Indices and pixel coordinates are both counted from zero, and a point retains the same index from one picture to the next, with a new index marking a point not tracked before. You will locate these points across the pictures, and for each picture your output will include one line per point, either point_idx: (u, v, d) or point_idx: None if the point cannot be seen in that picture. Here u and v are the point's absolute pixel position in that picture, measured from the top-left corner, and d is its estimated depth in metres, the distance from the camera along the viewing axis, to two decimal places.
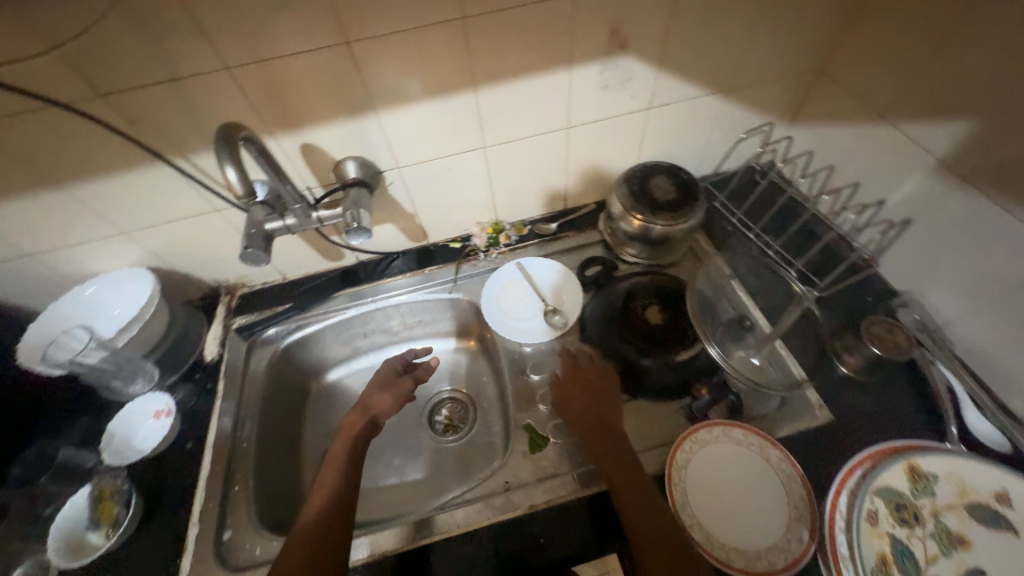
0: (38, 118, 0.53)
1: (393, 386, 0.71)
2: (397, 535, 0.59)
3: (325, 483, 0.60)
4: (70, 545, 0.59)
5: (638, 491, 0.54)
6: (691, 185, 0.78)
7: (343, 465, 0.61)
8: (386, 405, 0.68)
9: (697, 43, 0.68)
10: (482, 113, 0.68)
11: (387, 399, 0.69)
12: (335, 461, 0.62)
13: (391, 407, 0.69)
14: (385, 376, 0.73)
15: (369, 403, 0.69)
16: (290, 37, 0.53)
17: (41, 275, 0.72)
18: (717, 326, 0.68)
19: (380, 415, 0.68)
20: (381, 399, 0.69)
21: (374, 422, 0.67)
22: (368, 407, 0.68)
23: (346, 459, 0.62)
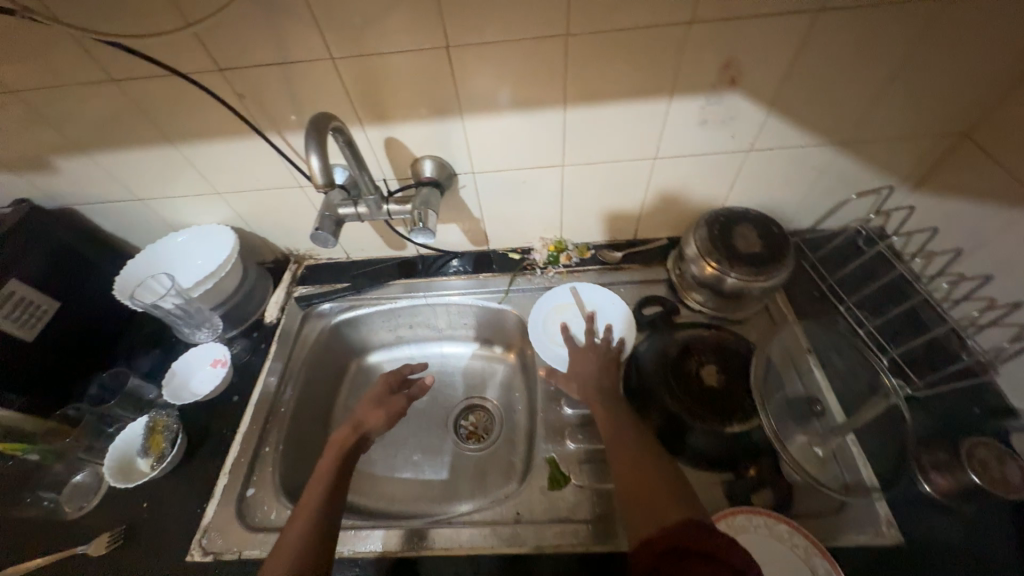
0: (166, 83, 0.58)
1: (388, 403, 0.70)
2: (401, 537, 0.60)
3: (312, 494, 0.57)
4: (121, 468, 0.65)
5: (633, 463, 0.54)
6: (780, 239, 0.71)
7: (333, 481, 0.58)
8: (379, 419, 0.67)
9: (819, 89, 0.61)
10: (566, 131, 0.66)
11: (380, 415, 0.68)
12: (323, 476, 0.59)
13: (383, 423, 0.67)
14: (379, 393, 0.72)
15: (360, 420, 0.67)
16: (394, 36, 0.54)
17: (147, 217, 0.80)
18: (781, 403, 0.61)
19: (372, 431, 0.66)
20: (374, 415, 0.68)
21: (364, 438, 0.65)
22: (360, 424, 0.66)
23: (335, 476, 0.59)
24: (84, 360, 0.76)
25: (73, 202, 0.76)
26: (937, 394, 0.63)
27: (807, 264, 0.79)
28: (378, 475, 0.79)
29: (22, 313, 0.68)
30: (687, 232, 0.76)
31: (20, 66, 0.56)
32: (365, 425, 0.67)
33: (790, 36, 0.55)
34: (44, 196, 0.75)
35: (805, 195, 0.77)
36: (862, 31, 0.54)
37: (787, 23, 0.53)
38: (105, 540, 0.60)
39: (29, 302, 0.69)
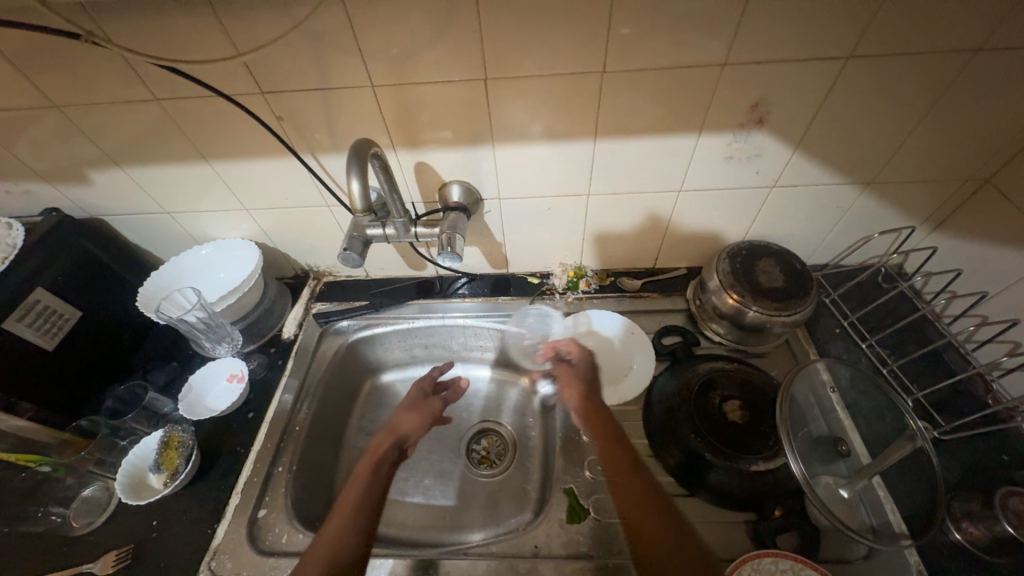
0: (208, 104, 0.59)
1: (426, 411, 0.76)
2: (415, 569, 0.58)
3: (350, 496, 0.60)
4: (133, 483, 0.64)
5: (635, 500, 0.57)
6: (803, 275, 0.71)
7: (369, 491, 0.61)
8: (412, 427, 0.73)
9: (844, 132, 0.62)
10: (595, 163, 0.67)
11: (416, 422, 0.74)
12: (358, 487, 0.61)
13: (417, 429, 0.74)
14: (414, 398, 0.78)
15: (395, 424, 0.73)
16: (435, 67, 0.55)
17: (173, 230, 0.81)
18: (807, 443, 0.60)
19: (408, 439, 0.72)
20: (411, 423, 0.74)
21: (401, 441, 0.71)
22: (395, 428, 0.72)
23: (372, 486, 0.62)
24: (100, 371, 0.76)
25: (102, 212, 0.77)
26: (964, 439, 0.62)
27: (828, 300, 0.80)
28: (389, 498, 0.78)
29: (45, 322, 0.68)
30: (709, 263, 0.76)
31: (68, 83, 0.58)
32: (402, 437, 0.72)
33: (819, 80, 0.56)
34: (75, 206, 0.76)
35: (825, 231, 0.78)
36: (889, 79, 0.56)
37: (817, 68, 0.55)
38: (112, 559, 0.58)
39: (52, 310, 0.69)
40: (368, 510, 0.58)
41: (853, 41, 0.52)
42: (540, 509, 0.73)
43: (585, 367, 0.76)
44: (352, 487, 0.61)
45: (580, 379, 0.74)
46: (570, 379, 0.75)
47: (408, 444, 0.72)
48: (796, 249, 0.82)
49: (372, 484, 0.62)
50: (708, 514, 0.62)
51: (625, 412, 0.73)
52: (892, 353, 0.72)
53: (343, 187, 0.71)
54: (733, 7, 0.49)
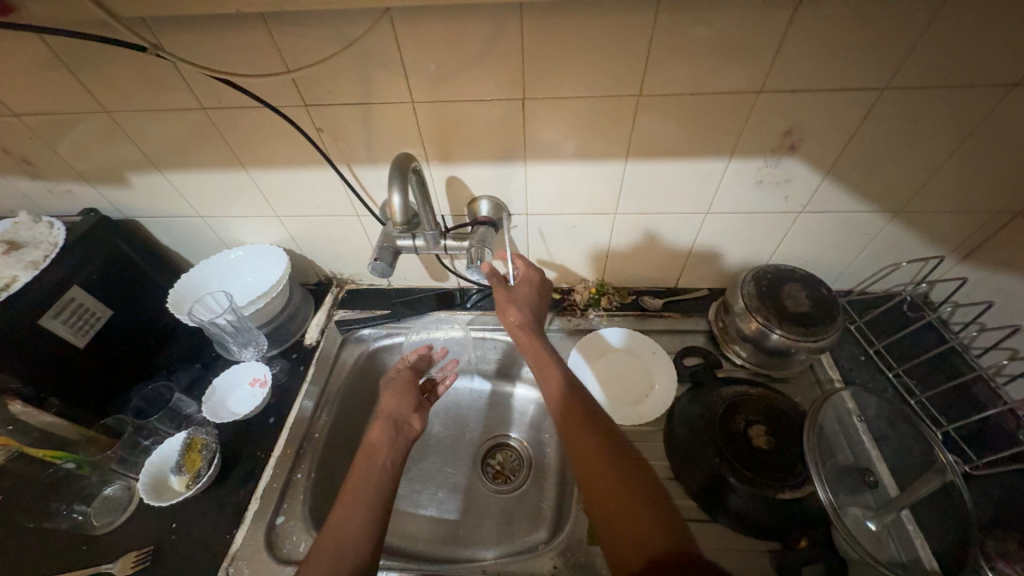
0: (252, 114, 0.61)
1: (409, 388, 0.71)
2: None
3: (363, 492, 0.57)
4: (154, 485, 0.64)
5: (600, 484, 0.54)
6: (829, 301, 0.70)
7: (368, 491, 0.57)
8: (396, 405, 0.67)
9: (875, 161, 0.62)
10: (624, 182, 0.68)
11: (402, 399, 0.69)
12: (357, 489, 0.57)
13: (407, 405, 0.68)
14: (394, 382, 0.72)
15: (387, 411, 0.67)
16: (475, 86, 0.56)
17: (204, 234, 0.83)
18: (833, 473, 0.59)
19: (399, 417, 0.66)
20: (395, 401, 0.68)
21: (395, 424, 0.65)
22: (388, 415, 0.66)
23: (372, 485, 0.57)
24: (126, 370, 0.77)
25: (137, 214, 0.79)
26: (997, 476, 0.61)
27: (853, 326, 0.79)
28: (403, 510, 0.77)
29: (78, 319, 0.69)
30: (733, 285, 0.76)
31: (120, 89, 0.60)
32: (394, 418, 0.66)
33: (853, 111, 0.57)
34: (112, 207, 0.78)
35: (851, 258, 0.78)
36: (924, 111, 0.56)
37: (852, 99, 0.56)
38: (131, 560, 0.58)
39: (85, 308, 0.70)
40: (369, 513, 0.55)
41: (889, 74, 0.53)
42: (556, 529, 0.72)
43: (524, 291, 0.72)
44: (350, 487, 0.57)
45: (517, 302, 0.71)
46: (508, 302, 0.71)
47: (403, 420, 0.66)
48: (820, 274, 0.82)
49: (371, 483, 0.58)
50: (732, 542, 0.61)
51: (645, 432, 0.73)
52: (919, 384, 0.71)
53: (374, 197, 0.72)
54: (771, 39, 0.51)
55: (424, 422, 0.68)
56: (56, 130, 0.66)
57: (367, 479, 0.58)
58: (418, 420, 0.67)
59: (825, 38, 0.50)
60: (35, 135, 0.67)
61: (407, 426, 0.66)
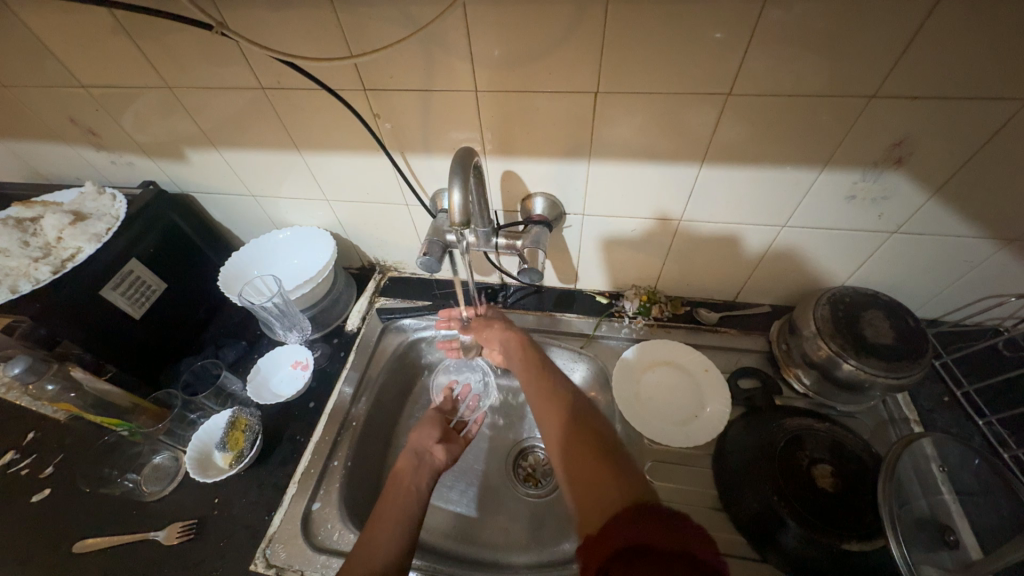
0: (309, 96, 0.59)
1: (435, 420, 0.72)
2: None
3: (399, 504, 0.57)
4: (200, 460, 0.66)
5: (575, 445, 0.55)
6: (916, 335, 0.63)
7: (397, 513, 0.56)
8: (418, 437, 0.69)
9: (997, 183, 0.54)
10: (695, 187, 0.62)
11: (428, 430, 0.70)
12: (386, 506, 0.57)
13: (429, 437, 0.69)
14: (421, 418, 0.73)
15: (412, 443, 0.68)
16: (547, 78, 0.52)
17: (255, 213, 0.83)
18: (906, 524, 0.54)
19: (421, 447, 0.67)
20: (417, 434, 0.69)
21: (417, 455, 0.66)
22: (413, 446, 0.67)
23: (402, 506, 0.57)
24: (177, 342, 0.79)
25: (193, 190, 0.80)
26: None
27: (938, 361, 0.72)
28: (433, 504, 0.76)
29: (136, 291, 0.71)
30: (804, 305, 0.70)
31: (180, 65, 0.59)
32: (416, 448, 0.67)
33: (982, 125, 0.49)
34: (169, 181, 0.79)
35: (943, 286, 0.69)
36: None
37: (984, 111, 0.48)
38: (177, 531, 0.60)
39: (142, 281, 0.72)
40: (397, 527, 0.54)
41: None
42: None
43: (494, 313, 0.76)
44: (378, 512, 0.57)
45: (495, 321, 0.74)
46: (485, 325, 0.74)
47: (425, 450, 0.67)
48: (903, 300, 0.74)
49: (403, 503, 0.58)
50: None
51: (690, 455, 0.68)
52: (1014, 435, 0.63)
53: (426, 188, 0.70)
54: (899, 36, 0.43)
55: (447, 452, 0.67)
56: (119, 102, 0.66)
57: (404, 498, 0.58)
58: (439, 448, 0.67)
59: (968, 36, 0.42)
60: (101, 107, 0.68)
61: (429, 455, 0.66)
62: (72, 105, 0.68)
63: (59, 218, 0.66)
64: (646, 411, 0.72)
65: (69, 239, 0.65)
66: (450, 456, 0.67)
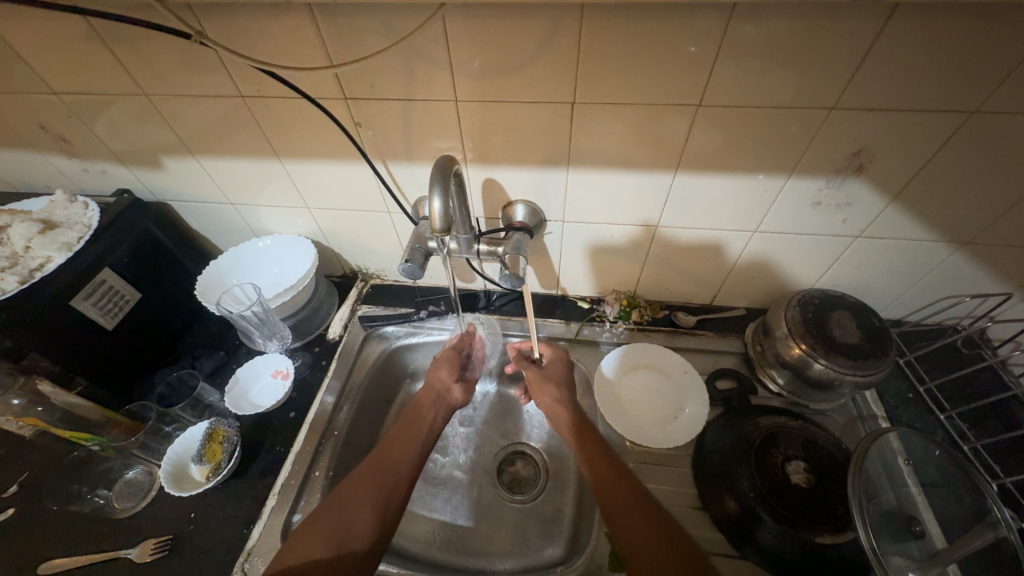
0: (289, 104, 0.59)
1: (453, 359, 0.76)
2: None
3: (418, 430, 0.65)
4: (176, 474, 0.64)
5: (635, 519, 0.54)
6: (881, 334, 0.66)
7: (415, 440, 0.64)
8: (441, 374, 0.73)
9: (947, 189, 0.58)
10: (670, 194, 0.64)
11: (447, 367, 0.74)
12: (408, 437, 0.64)
13: (450, 374, 0.74)
14: (448, 352, 0.76)
15: (435, 379, 0.73)
16: (525, 88, 0.54)
17: (234, 221, 0.82)
18: (876, 516, 0.56)
19: (442, 385, 0.72)
20: (438, 371, 0.73)
21: (442, 392, 0.72)
22: (435, 384, 0.72)
23: (419, 433, 0.65)
24: (151, 354, 0.77)
25: (170, 198, 0.79)
26: None
27: (902, 360, 0.75)
28: (416, 513, 0.75)
29: (109, 301, 0.69)
30: (776, 307, 0.72)
31: (157, 73, 0.59)
32: (438, 386, 0.72)
33: (933, 134, 0.52)
34: (146, 190, 0.78)
35: (905, 288, 0.73)
36: (1012, 141, 0.51)
37: (932, 122, 0.51)
38: (150, 547, 0.59)
39: (115, 291, 0.70)
40: (416, 453, 0.62)
41: (982, 97, 0.48)
42: (573, 547, 0.69)
43: (558, 371, 0.74)
44: (395, 433, 0.65)
45: (553, 382, 0.72)
46: (542, 382, 0.72)
47: (445, 389, 0.72)
48: (868, 301, 0.77)
49: (418, 436, 0.65)
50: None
51: (671, 455, 0.70)
52: (972, 428, 0.67)
53: (408, 195, 0.70)
54: (855, 50, 0.46)
55: (465, 393, 0.74)
56: (94, 109, 0.65)
57: (422, 426, 0.66)
58: (459, 388, 0.73)
59: (913, 52, 0.46)
60: (74, 114, 0.67)
61: (449, 394, 0.72)
62: (44, 112, 0.67)
63: (27, 226, 0.64)
64: (627, 414, 0.73)
65: (37, 248, 0.63)
66: (465, 395, 0.74)
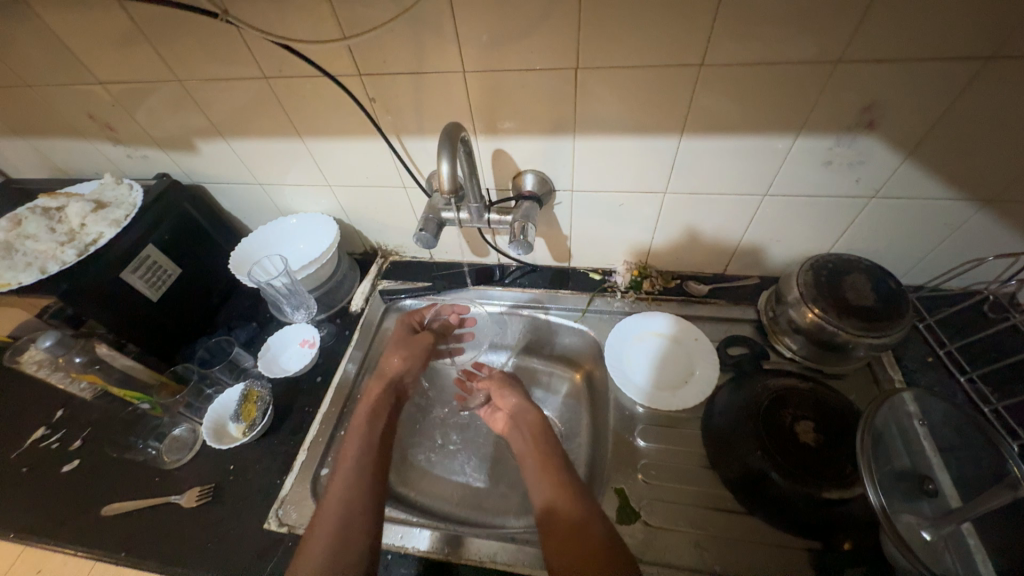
0: (310, 83, 0.63)
1: (418, 348, 0.82)
2: (434, 540, 0.60)
3: (355, 446, 0.66)
4: (216, 429, 0.70)
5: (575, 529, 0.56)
6: (897, 296, 0.65)
7: (356, 451, 0.65)
8: (401, 365, 0.80)
9: (971, 139, 0.56)
10: (676, 159, 0.65)
11: (406, 359, 0.81)
12: (354, 448, 0.65)
13: (410, 369, 0.80)
14: (418, 338, 0.83)
15: (391, 372, 0.78)
16: (527, 54, 0.55)
17: (262, 202, 0.88)
18: (888, 476, 0.56)
19: (400, 378, 0.78)
20: (405, 364, 0.80)
21: (393, 384, 0.77)
22: (392, 376, 0.78)
23: (362, 444, 0.66)
24: (192, 325, 0.83)
25: (205, 180, 0.85)
26: None
27: (922, 324, 0.73)
28: (435, 475, 0.79)
29: (153, 275, 0.76)
30: (788, 274, 0.72)
31: (190, 58, 0.63)
32: (395, 378, 0.78)
33: (947, 84, 0.51)
34: (182, 173, 0.84)
35: (925, 251, 0.71)
36: None
37: (945, 70, 0.50)
38: (196, 495, 0.65)
39: (159, 266, 0.77)
40: (359, 465, 0.63)
41: (998, 41, 0.47)
42: None
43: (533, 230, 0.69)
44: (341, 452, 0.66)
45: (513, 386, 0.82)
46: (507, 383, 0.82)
47: (402, 383, 0.79)
48: (888, 267, 0.76)
49: (361, 447, 0.66)
50: (767, 535, 0.59)
51: (682, 419, 0.71)
52: (996, 390, 0.65)
53: (422, 169, 0.73)
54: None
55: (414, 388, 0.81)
56: (135, 97, 0.71)
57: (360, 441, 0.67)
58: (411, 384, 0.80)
59: None
60: (117, 102, 0.72)
61: (402, 389, 0.78)
62: (91, 102, 0.73)
63: (82, 206, 0.71)
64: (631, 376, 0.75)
65: (91, 225, 0.70)
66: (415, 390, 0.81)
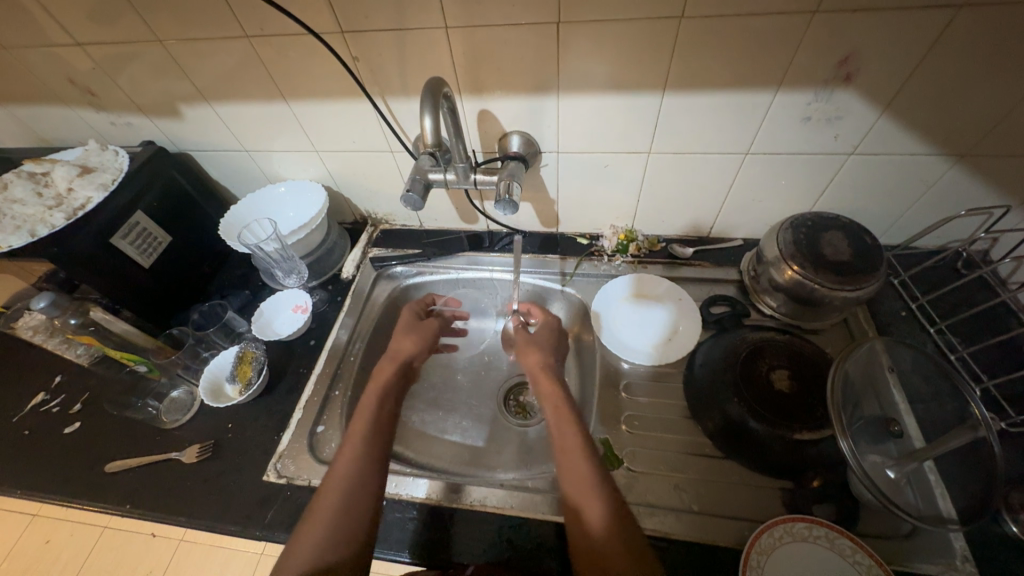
0: (292, 42, 0.63)
1: (427, 332, 0.79)
2: (441, 488, 0.63)
3: (363, 416, 0.64)
4: (213, 389, 0.72)
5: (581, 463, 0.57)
6: (873, 252, 0.67)
7: (363, 422, 0.63)
8: (411, 348, 0.76)
9: (944, 93, 0.57)
10: (660, 117, 0.65)
11: (415, 341, 0.77)
12: (363, 419, 0.63)
13: (419, 351, 0.76)
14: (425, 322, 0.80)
15: (400, 351, 0.75)
16: (509, 9, 0.55)
17: (250, 169, 0.88)
18: (856, 419, 0.58)
19: (410, 358, 0.75)
20: (415, 348, 0.76)
21: (403, 363, 0.73)
22: (400, 354, 0.74)
23: (368, 416, 0.64)
24: (184, 292, 0.85)
25: (191, 147, 0.84)
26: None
27: (896, 281, 0.76)
28: (428, 434, 0.82)
29: (143, 242, 0.76)
30: (769, 233, 0.73)
31: (169, 17, 0.62)
32: (406, 358, 0.74)
33: (922, 35, 0.52)
34: (168, 140, 0.84)
35: (901, 209, 0.73)
36: (1007, 37, 0.50)
37: (920, 20, 0.51)
38: (195, 451, 0.67)
39: (149, 233, 0.77)
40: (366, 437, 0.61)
41: None
42: None
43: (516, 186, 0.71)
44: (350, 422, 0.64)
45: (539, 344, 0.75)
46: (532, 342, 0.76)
47: (411, 362, 0.75)
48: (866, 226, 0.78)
49: (367, 420, 0.64)
50: (742, 477, 0.62)
51: (665, 374, 0.74)
52: (962, 340, 0.68)
53: (408, 131, 0.74)
54: None
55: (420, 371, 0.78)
56: (114, 60, 0.70)
57: (366, 411, 0.65)
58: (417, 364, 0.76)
59: None
60: (97, 66, 0.71)
61: (410, 369, 0.74)
62: (70, 66, 0.72)
63: (67, 170, 0.71)
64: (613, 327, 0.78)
65: (79, 190, 0.70)
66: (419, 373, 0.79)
